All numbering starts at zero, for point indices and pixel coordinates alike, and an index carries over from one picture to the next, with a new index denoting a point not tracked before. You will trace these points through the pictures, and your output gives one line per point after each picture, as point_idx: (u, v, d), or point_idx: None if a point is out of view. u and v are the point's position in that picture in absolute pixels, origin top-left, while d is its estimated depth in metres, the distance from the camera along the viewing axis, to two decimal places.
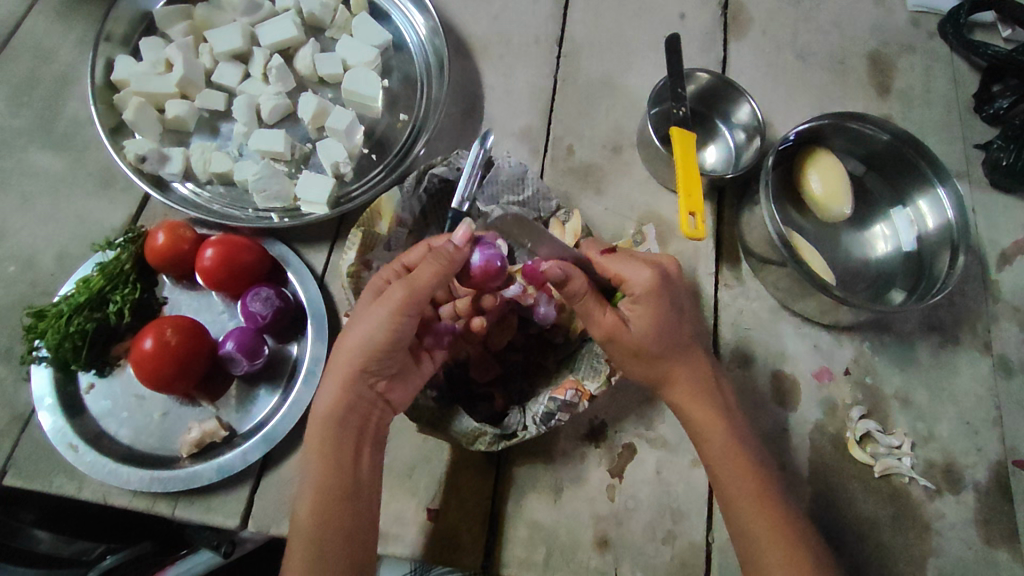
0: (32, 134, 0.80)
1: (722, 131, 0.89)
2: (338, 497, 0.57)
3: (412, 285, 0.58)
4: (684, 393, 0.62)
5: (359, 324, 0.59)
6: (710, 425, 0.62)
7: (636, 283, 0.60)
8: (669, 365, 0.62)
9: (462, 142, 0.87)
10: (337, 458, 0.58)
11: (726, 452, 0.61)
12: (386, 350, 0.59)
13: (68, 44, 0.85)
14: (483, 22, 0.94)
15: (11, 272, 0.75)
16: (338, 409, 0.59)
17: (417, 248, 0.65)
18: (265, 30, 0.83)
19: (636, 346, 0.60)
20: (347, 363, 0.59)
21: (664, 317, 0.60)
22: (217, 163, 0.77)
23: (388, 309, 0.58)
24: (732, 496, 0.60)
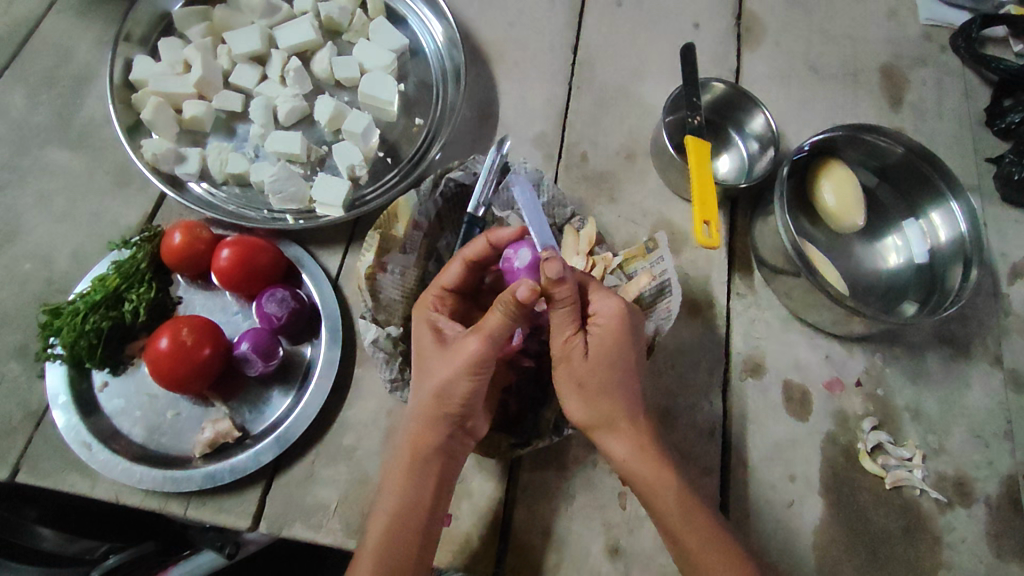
0: (50, 132, 0.81)
1: (734, 141, 0.89)
2: (416, 528, 0.58)
3: (489, 339, 0.57)
4: (619, 434, 0.60)
5: (437, 371, 0.59)
6: (657, 480, 0.60)
7: (600, 312, 0.60)
8: (613, 407, 0.60)
9: (477, 147, 0.88)
10: (419, 493, 0.59)
11: (664, 493, 0.59)
12: (465, 399, 0.59)
13: (88, 43, 0.85)
14: (499, 28, 0.95)
15: (27, 268, 0.74)
16: (427, 447, 0.59)
17: (453, 265, 0.66)
18: (283, 32, 0.84)
19: (583, 375, 0.60)
20: (430, 410, 0.59)
21: (617, 353, 0.59)
22: (234, 164, 0.77)
23: (467, 364, 0.57)
24: (693, 551, 0.59)
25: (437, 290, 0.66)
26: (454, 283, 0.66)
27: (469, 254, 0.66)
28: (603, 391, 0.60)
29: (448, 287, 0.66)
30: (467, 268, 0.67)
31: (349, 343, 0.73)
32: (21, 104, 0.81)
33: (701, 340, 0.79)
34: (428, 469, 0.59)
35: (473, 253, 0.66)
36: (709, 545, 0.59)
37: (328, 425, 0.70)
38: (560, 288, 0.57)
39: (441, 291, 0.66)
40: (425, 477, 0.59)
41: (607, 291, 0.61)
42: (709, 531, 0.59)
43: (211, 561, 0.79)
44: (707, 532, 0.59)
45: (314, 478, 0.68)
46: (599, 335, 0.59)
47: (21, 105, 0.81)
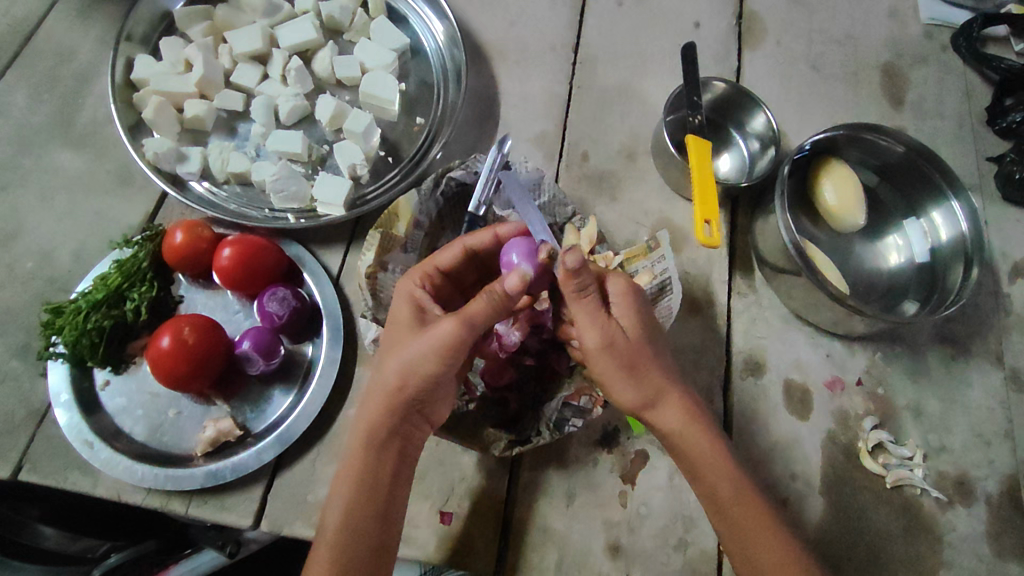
0: (52, 130, 0.80)
1: (735, 140, 0.89)
2: (370, 514, 0.57)
3: (467, 320, 0.57)
4: (672, 409, 0.60)
5: (408, 351, 0.58)
6: (709, 457, 0.60)
7: (614, 289, 0.62)
8: (660, 381, 0.61)
9: (478, 146, 0.88)
10: (374, 478, 0.58)
11: (721, 470, 0.60)
12: (432, 382, 0.58)
13: (90, 42, 0.85)
14: (500, 27, 0.95)
15: (28, 267, 0.74)
16: (383, 430, 0.58)
17: (449, 250, 0.67)
18: (284, 32, 0.84)
19: (630, 354, 0.59)
20: (393, 391, 0.58)
21: (645, 327, 0.61)
22: (235, 163, 0.77)
23: (440, 344, 0.57)
24: (750, 525, 0.58)
25: (425, 270, 0.66)
26: (449, 267, 0.67)
27: (472, 244, 0.68)
28: (649, 367, 0.60)
29: (440, 268, 0.67)
30: (464, 252, 0.67)
31: (350, 342, 0.74)
32: (23, 103, 0.81)
33: (702, 339, 0.79)
34: (385, 451, 0.59)
35: (475, 243, 0.68)
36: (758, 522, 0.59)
37: (329, 424, 0.70)
38: (583, 278, 0.57)
39: (431, 270, 0.66)
40: (382, 461, 0.58)
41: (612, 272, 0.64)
42: (758, 506, 0.59)
43: (209, 562, 0.79)
44: (750, 512, 0.59)
45: (315, 476, 0.68)
46: (624, 312, 0.61)
47: (23, 103, 0.81)
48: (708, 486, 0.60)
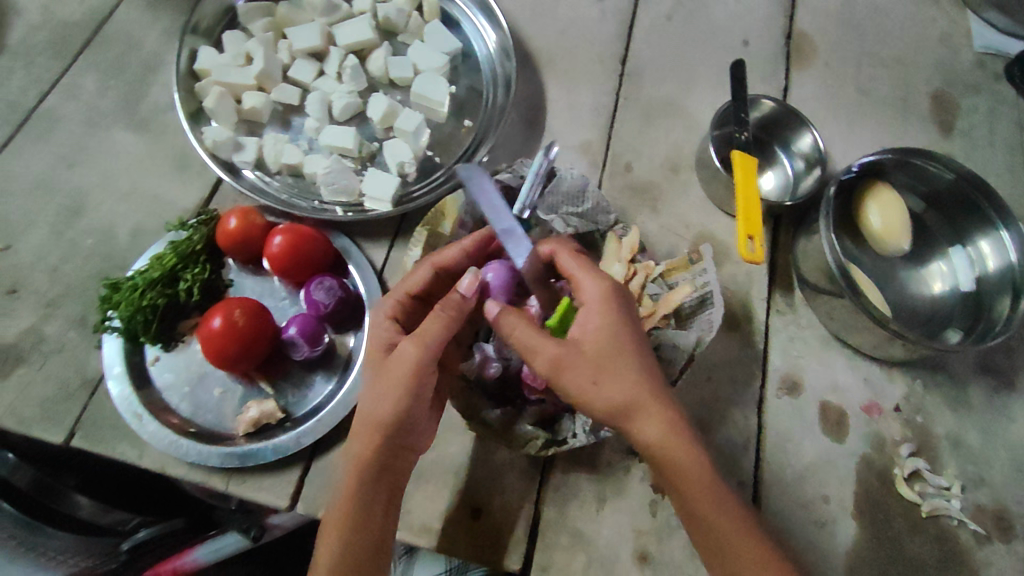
0: (117, 115, 0.84)
1: (781, 159, 0.90)
2: (361, 546, 0.58)
3: (423, 341, 0.59)
4: (652, 416, 0.57)
5: (377, 387, 0.60)
6: (694, 472, 0.57)
7: (587, 293, 0.62)
8: (632, 389, 0.57)
9: (525, 151, 0.89)
10: (364, 512, 0.59)
11: (703, 485, 0.57)
12: (405, 414, 0.59)
13: (156, 33, 0.89)
14: (550, 36, 0.97)
15: (88, 244, 0.76)
16: (371, 465, 0.59)
17: (421, 268, 0.66)
18: (343, 31, 0.86)
19: (595, 362, 0.58)
20: (371, 426, 0.59)
21: (618, 335, 0.59)
22: (289, 155, 0.80)
23: (406, 372, 0.59)
24: (728, 539, 0.57)
25: (398, 296, 0.66)
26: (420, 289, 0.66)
27: (439, 261, 0.66)
28: (618, 374, 0.58)
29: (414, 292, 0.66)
30: (434, 273, 0.66)
31: None
32: (91, 87, 0.85)
33: (738, 355, 0.79)
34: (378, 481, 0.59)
35: (444, 261, 0.67)
36: (725, 527, 0.57)
37: None
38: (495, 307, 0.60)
39: (404, 297, 0.66)
40: (373, 494, 0.59)
41: (595, 271, 0.63)
42: (739, 521, 0.58)
43: (234, 544, 0.82)
44: (719, 516, 0.57)
45: None
46: (599, 318, 0.60)
47: (91, 89, 0.85)
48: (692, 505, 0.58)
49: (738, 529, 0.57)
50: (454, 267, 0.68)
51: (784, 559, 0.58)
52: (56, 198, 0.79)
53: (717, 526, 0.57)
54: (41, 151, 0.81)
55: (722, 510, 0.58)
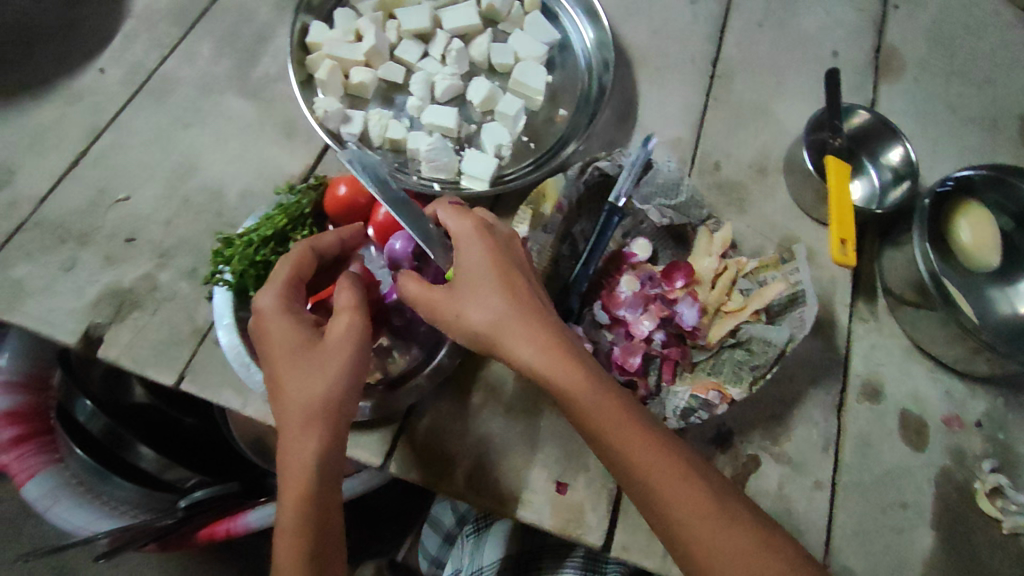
0: (229, 82, 0.87)
1: (868, 170, 0.90)
2: (315, 526, 0.55)
3: (344, 311, 0.60)
4: (518, 338, 0.56)
5: (305, 368, 0.57)
6: (612, 413, 0.54)
7: (456, 232, 0.61)
8: (483, 316, 0.57)
9: (615, 144, 0.91)
10: (317, 498, 0.55)
11: (626, 425, 0.54)
12: (339, 391, 0.58)
13: (269, 6, 0.92)
14: (643, 34, 0.98)
15: (200, 201, 0.80)
16: (314, 447, 0.56)
17: (298, 250, 0.63)
18: (449, 15, 0.89)
19: (459, 292, 0.59)
20: (301, 406, 0.56)
21: (476, 264, 0.59)
22: (394, 130, 0.82)
23: (338, 347, 0.58)
24: (660, 489, 0.52)
25: (292, 279, 0.62)
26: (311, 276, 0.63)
27: (315, 243, 0.65)
28: (473, 297, 0.58)
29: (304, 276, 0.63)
30: (312, 256, 0.64)
31: None
32: (206, 54, 0.89)
33: (821, 356, 0.79)
34: (337, 453, 0.57)
35: (322, 243, 0.66)
36: (659, 476, 0.52)
37: (459, 383, 0.74)
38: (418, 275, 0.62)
39: (295, 281, 0.62)
40: (325, 477, 0.56)
41: (459, 212, 0.63)
42: (675, 469, 0.53)
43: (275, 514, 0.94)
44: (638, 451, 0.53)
45: (441, 429, 0.72)
46: (466, 251, 0.60)
47: (206, 54, 0.89)
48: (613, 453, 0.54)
49: (671, 477, 0.52)
50: (328, 249, 0.66)
51: (743, 517, 0.52)
52: (171, 156, 0.82)
53: (651, 474, 0.52)
54: (158, 110, 0.85)
55: (648, 445, 0.53)
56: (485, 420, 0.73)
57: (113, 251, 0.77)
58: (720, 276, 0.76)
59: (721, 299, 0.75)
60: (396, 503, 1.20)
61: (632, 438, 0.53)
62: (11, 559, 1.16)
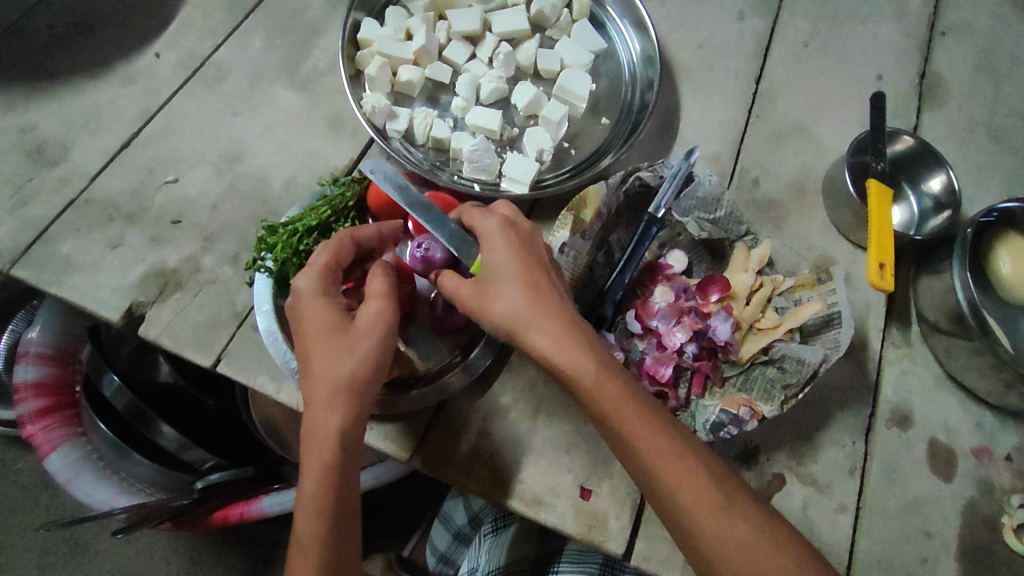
0: (280, 73, 0.89)
1: (908, 195, 0.89)
2: (334, 501, 0.58)
3: (373, 301, 0.59)
4: (539, 332, 0.57)
5: (333, 353, 0.58)
6: (625, 409, 0.55)
7: (481, 227, 0.62)
8: (504, 309, 0.58)
9: (654, 155, 0.91)
10: (336, 476, 0.58)
11: (639, 422, 0.55)
12: (365, 378, 0.59)
13: (322, 1, 0.94)
14: (688, 47, 0.99)
15: (246, 188, 0.82)
16: (337, 429, 0.58)
17: (336, 240, 0.64)
18: (499, 20, 0.90)
19: (482, 284, 0.59)
20: (326, 389, 0.58)
21: (499, 257, 0.59)
22: (438, 129, 0.83)
23: (367, 336, 0.58)
24: (669, 484, 0.54)
25: (327, 265, 0.62)
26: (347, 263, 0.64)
27: (357, 235, 0.65)
28: (492, 290, 0.59)
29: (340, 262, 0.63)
30: (351, 244, 0.65)
31: None
32: (260, 45, 0.90)
33: (852, 380, 0.79)
34: (359, 435, 0.59)
35: (361, 234, 0.66)
36: (670, 472, 0.54)
37: (489, 383, 0.74)
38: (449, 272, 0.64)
39: (331, 266, 0.62)
40: (346, 458, 0.58)
41: (485, 210, 0.63)
42: (684, 467, 0.54)
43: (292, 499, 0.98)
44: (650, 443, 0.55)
45: (469, 427, 0.73)
46: (490, 246, 0.60)
47: (259, 45, 0.90)
48: (626, 448, 0.55)
49: (681, 475, 0.54)
50: (366, 238, 0.66)
51: (752, 512, 0.54)
52: (220, 142, 0.84)
53: (661, 471, 0.54)
54: (210, 97, 0.87)
55: (659, 440, 0.55)
56: (512, 421, 0.73)
57: (159, 231, 0.79)
58: (755, 292, 0.76)
59: (755, 316, 0.74)
60: (410, 498, 1.21)
61: (646, 432, 0.55)
62: (30, 527, 1.18)
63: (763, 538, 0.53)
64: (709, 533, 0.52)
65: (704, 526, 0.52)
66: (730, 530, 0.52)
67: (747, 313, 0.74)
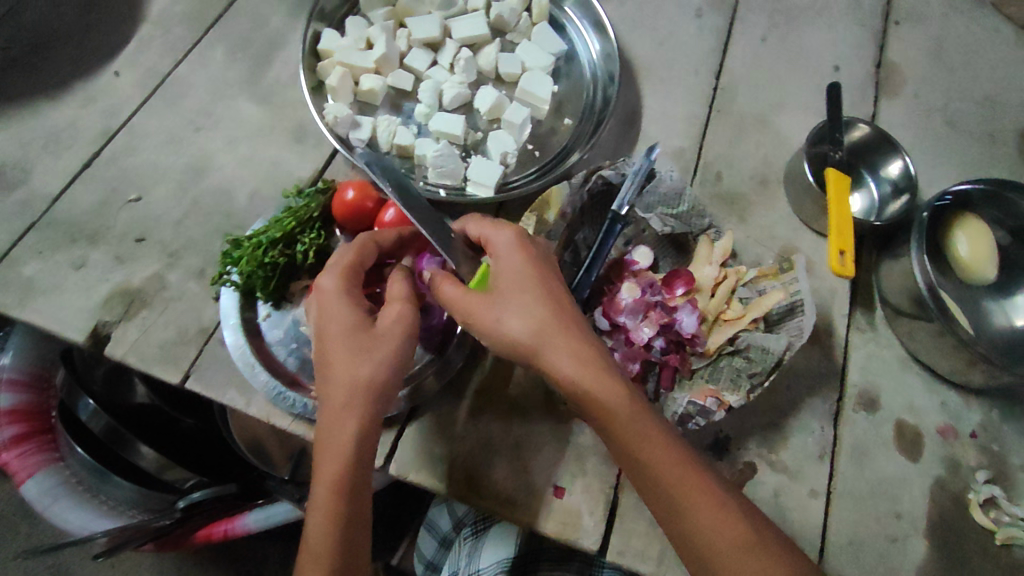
0: (242, 87, 0.89)
1: (867, 182, 0.91)
2: (344, 512, 0.57)
3: (395, 306, 0.62)
4: (559, 350, 0.57)
5: (348, 359, 0.58)
6: (644, 429, 0.57)
7: (497, 242, 0.63)
8: (522, 326, 0.58)
9: (618, 153, 0.92)
10: (349, 486, 0.57)
11: (659, 445, 0.57)
12: (380, 385, 0.59)
13: (282, 13, 0.94)
14: (648, 46, 1.00)
15: (210, 203, 0.82)
16: (349, 436, 0.57)
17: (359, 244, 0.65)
18: (459, 25, 0.91)
19: (497, 299, 0.59)
20: (341, 396, 0.58)
21: (517, 274, 0.60)
22: (401, 137, 0.84)
23: (387, 341, 0.60)
24: (686, 507, 0.55)
25: (348, 267, 0.63)
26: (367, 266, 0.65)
27: (379, 238, 0.67)
28: (509, 306, 0.59)
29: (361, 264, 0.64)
30: (374, 248, 0.66)
31: None
32: (221, 59, 0.90)
33: (818, 366, 0.80)
34: (371, 443, 0.59)
35: (383, 237, 0.68)
36: (687, 493, 0.56)
37: (458, 387, 0.75)
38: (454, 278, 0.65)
39: (351, 269, 0.63)
40: (358, 467, 0.58)
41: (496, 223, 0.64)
42: (700, 489, 0.56)
43: (284, 513, 1.04)
44: (665, 459, 0.56)
45: (441, 432, 0.73)
46: (507, 263, 0.61)
47: (220, 60, 0.90)
48: (643, 470, 0.57)
49: (699, 497, 0.56)
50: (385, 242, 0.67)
51: (762, 535, 0.56)
52: (183, 158, 0.84)
53: (679, 492, 0.56)
54: (171, 113, 0.86)
55: (682, 463, 0.57)
56: (484, 423, 0.73)
57: (123, 251, 0.78)
58: (720, 284, 0.77)
59: (720, 308, 0.75)
60: (395, 505, 1.21)
61: (669, 453, 0.57)
62: (10, 556, 1.17)
63: (770, 554, 0.55)
64: (720, 555, 0.55)
65: (716, 550, 0.55)
66: (742, 553, 0.54)
67: (712, 305, 0.75)
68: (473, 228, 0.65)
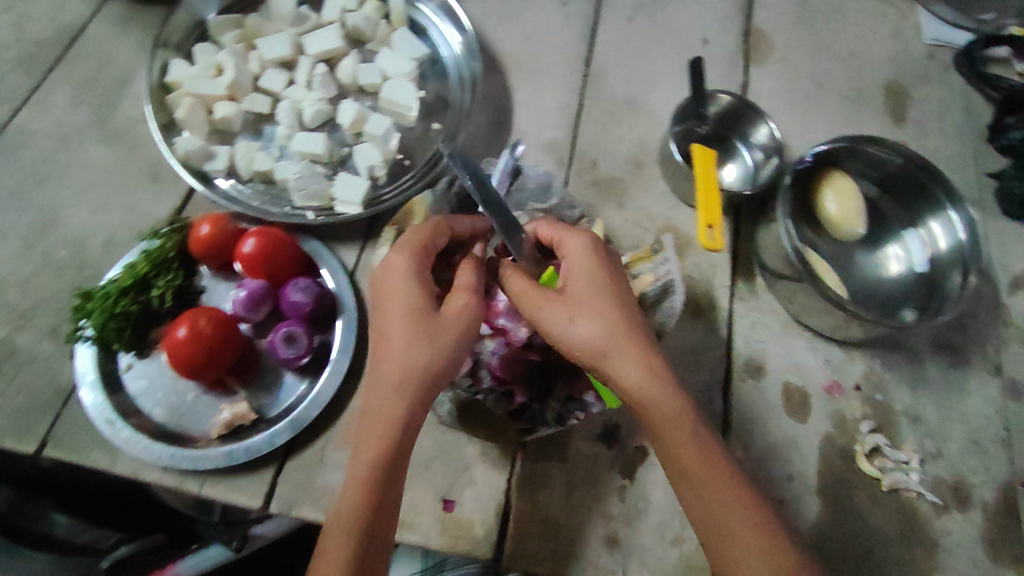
0: (89, 129, 0.85)
1: (740, 151, 0.92)
2: (370, 510, 0.55)
3: (463, 295, 0.61)
4: (630, 354, 0.59)
5: (433, 343, 0.57)
6: (684, 421, 0.59)
7: (572, 248, 0.65)
8: (596, 328, 0.60)
9: (492, 151, 0.91)
10: (387, 476, 0.55)
11: (706, 446, 0.60)
12: (440, 371, 0.58)
13: (127, 47, 0.90)
14: (515, 40, 0.99)
15: (63, 256, 0.78)
16: (396, 420, 0.56)
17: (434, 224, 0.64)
18: (312, 40, 0.88)
19: (575, 301, 0.61)
20: (400, 377, 0.56)
21: (598, 281, 0.62)
22: (260, 162, 0.81)
23: (454, 327, 0.59)
24: (716, 504, 0.59)
25: (418, 245, 0.62)
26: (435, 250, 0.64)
27: (454, 226, 0.66)
28: (596, 310, 0.61)
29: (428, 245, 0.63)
30: (446, 231, 0.65)
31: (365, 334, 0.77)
32: (63, 103, 0.86)
33: (702, 341, 0.81)
34: (414, 432, 0.57)
35: (459, 227, 0.67)
36: (722, 494, 0.59)
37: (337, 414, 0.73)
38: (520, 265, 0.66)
39: (425, 248, 0.63)
40: (397, 459, 0.56)
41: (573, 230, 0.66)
42: (733, 491, 0.59)
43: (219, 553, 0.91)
44: (701, 454, 0.59)
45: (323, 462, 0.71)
46: (578, 268, 0.63)
47: (63, 103, 0.86)
48: (681, 467, 0.60)
49: (734, 496, 0.59)
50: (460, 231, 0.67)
51: (789, 542, 0.59)
52: (30, 213, 0.80)
53: (716, 490, 0.59)
54: (14, 167, 0.82)
55: (722, 469, 0.59)
56: None
57: None
58: None
59: None
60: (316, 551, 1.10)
61: (712, 464, 0.59)
62: None
63: (792, 555, 0.58)
64: (737, 550, 0.57)
65: (733, 550, 0.57)
66: (761, 552, 0.57)
67: None
68: (552, 234, 0.67)
